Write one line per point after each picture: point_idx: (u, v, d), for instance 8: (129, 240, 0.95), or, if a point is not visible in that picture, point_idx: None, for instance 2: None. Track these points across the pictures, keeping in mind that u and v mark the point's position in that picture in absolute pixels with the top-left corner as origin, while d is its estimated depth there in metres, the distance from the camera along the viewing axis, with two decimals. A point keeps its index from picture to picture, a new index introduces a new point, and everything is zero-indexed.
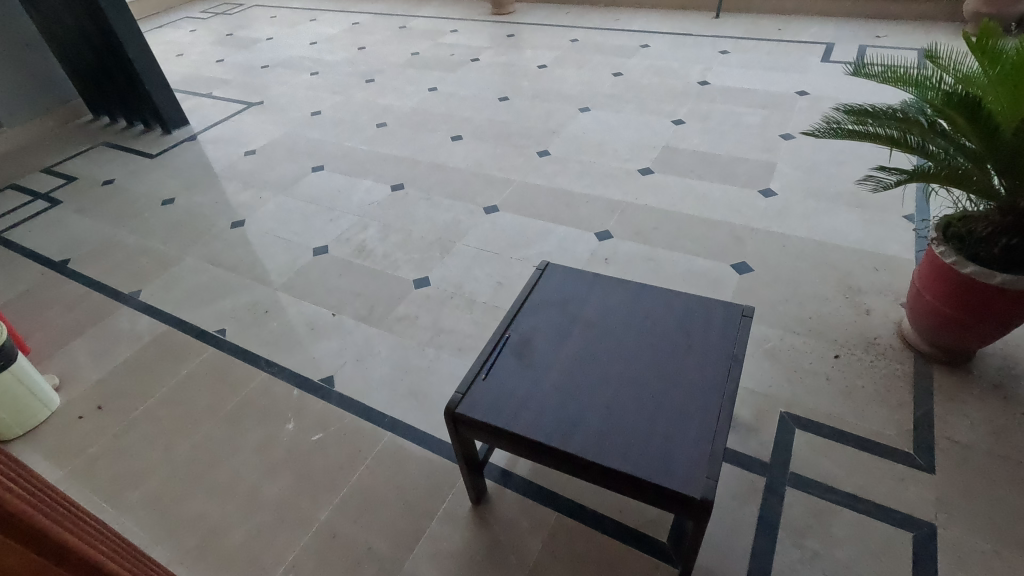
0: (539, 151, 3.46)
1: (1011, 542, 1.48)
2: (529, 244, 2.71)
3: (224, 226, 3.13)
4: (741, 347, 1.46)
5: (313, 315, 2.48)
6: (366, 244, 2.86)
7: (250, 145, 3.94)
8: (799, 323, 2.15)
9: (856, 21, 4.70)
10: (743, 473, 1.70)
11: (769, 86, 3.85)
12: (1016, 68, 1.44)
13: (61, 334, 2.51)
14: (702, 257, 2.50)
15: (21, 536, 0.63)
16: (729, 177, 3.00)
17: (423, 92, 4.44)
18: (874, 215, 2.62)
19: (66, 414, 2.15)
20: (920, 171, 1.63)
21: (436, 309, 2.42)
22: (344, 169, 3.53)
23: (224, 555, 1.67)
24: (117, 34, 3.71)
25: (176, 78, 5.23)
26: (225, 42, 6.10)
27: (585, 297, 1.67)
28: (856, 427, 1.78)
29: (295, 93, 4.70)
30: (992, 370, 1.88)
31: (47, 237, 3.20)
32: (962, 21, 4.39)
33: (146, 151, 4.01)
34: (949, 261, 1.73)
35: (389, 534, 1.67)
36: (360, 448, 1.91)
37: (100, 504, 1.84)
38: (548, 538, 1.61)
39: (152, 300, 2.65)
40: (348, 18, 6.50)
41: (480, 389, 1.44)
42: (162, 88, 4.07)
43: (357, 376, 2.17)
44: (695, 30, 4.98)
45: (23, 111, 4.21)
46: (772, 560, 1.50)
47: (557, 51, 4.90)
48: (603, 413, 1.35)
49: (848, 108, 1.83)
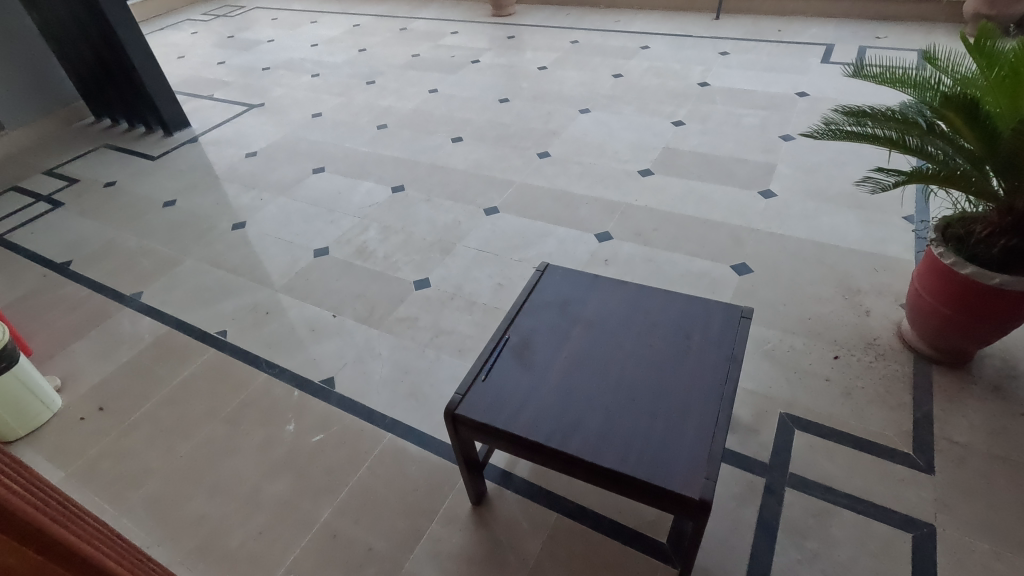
0: (539, 152, 3.47)
1: (1010, 542, 1.48)
2: (529, 244, 2.72)
3: (225, 228, 3.14)
4: (740, 347, 1.47)
5: (314, 316, 2.48)
6: (366, 245, 2.87)
7: (251, 147, 3.95)
8: (799, 324, 2.16)
9: (855, 22, 4.70)
10: (742, 474, 1.70)
11: (769, 87, 3.85)
12: (1015, 70, 1.45)
13: (63, 335, 2.51)
14: (701, 258, 2.51)
15: (24, 535, 0.64)
16: (729, 178, 3.00)
17: (424, 93, 4.46)
18: (873, 215, 2.62)
19: (68, 415, 2.16)
20: (919, 172, 1.63)
21: (436, 310, 2.42)
22: (344, 170, 3.54)
23: (225, 556, 1.68)
24: (117, 35, 3.72)
25: (177, 80, 5.24)
26: (226, 44, 6.12)
27: (585, 298, 1.67)
28: (855, 428, 1.79)
29: (296, 94, 4.71)
30: (991, 371, 1.89)
31: (49, 239, 3.21)
32: (961, 22, 4.39)
33: (147, 152, 4.02)
34: (948, 261, 1.73)
35: (390, 535, 1.68)
36: (361, 449, 1.92)
37: (102, 505, 1.84)
38: (548, 538, 1.61)
39: (153, 302, 2.66)
40: (349, 20, 6.52)
41: (479, 390, 1.44)
42: (163, 89, 4.08)
43: (357, 376, 2.18)
44: (695, 31, 4.99)
45: (24, 113, 4.23)
46: (772, 560, 1.50)
47: (557, 53, 4.91)
48: (602, 413, 1.36)
49: (847, 109, 1.83)
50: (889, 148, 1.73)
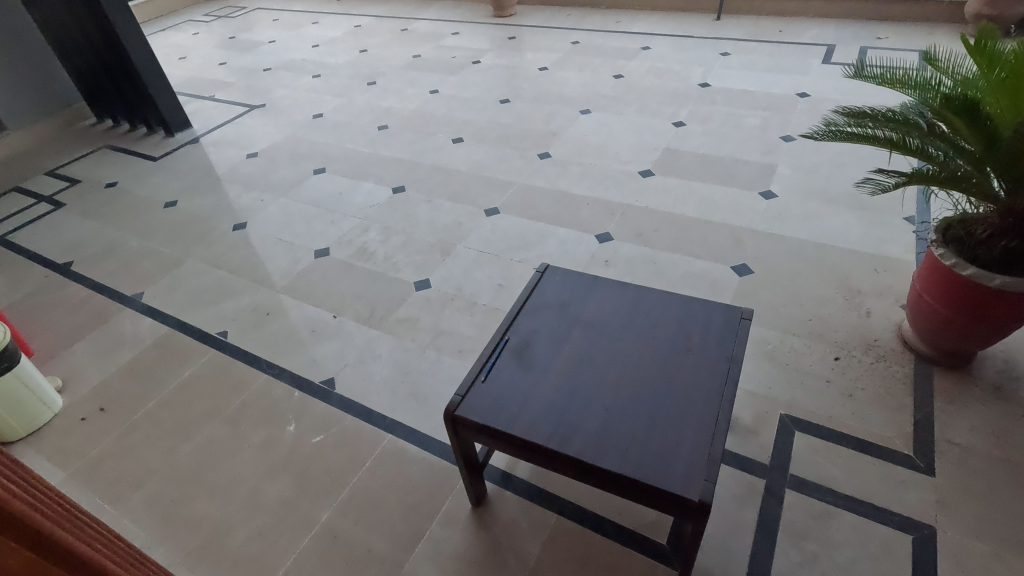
0: (539, 153, 3.47)
1: (1011, 544, 1.48)
2: (530, 245, 2.72)
3: (226, 229, 3.15)
4: (740, 348, 1.46)
5: (315, 317, 2.49)
6: (367, 246, 2.87)
7: (252, 148, 3.96)
8: (799, 325, 2.15)
9: (857, 23, 4.70)
10: (743, 475, 1.70)
11: (770, 88, 3.85)
12: (1015, 71, 1.45)
13: (65, 336, 2.52)
14: (702, 259, 2.51)
15: (25, 537, 0.64)
16: (729, 179, 3.00)
17: (425, 94, 4.46)
18: (874, 216, 2.62)
19: (69, 415, 2.16)
20: (919, 174, 1.63)
21: (437, 311, 2.43)
22: (345, 171, 3.55)
23: (225, 557, 1.68)
24: (118, 36, 3.72)
25: (179, 82, 5.26)
26: (228, 45, 6.13)
27: (584, 300, 1.67)
28: (856, 429, 1.78)
29: (298, 95, 4.72)
30: (993, 372, 1.88)
31: (51, 239, 3.22)
32: (963, 22, 4.38)
33: (148, 153, 4.03)
34: (949, 263, 1.72)
35: (390, 536, 1.68)
36: (361, 450, 1.92)
37: (103, 506, 1.85)
38: (548, 540, 1.61)
39: (154, 302, 2.66)
40: (350, 21, 6.53)
41: (479, 392, 1.44)
42: (164, 90, 4.08)
43: (358, 377, 2.18)
44: (696, 32, 4.99)
45: (26, 114, 4.24)
46: (772, 562, 1.50)
47: (558, 54, 4.91)
48: (602, 415, 1.36)
49: (847, 110, 1.83)
50: (889, 149, 1.73)
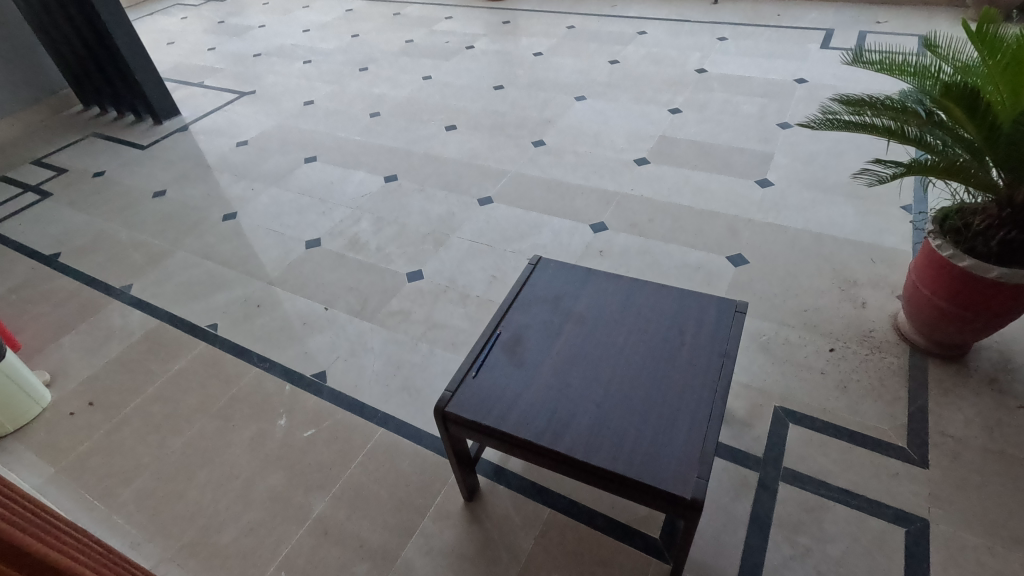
0: (534, 141, 3.42)
1: (1003, 537, 1.48)
2: (524, 236, 2.69)
3: (216, 219, 3.10)
4: (734, 342, 1.44)
5: (306, 310, 2.46)
6: (359, 237, 2.83)
7: (242, 136, 3.89)
8: (795, 316, 2.13)
9: (856, 7, 4.63)
10: (736, 469, 1.69)
11: (767, 74, 3.80)
12: (1017, 59, 1.41)
13: (53, 329, 2.49)
14: (697, 250, 2.48)
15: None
16: (725, 167, 2.97)
17: (418, 81, 4.39)
18: (871, 205, 2.59)
19: (58, 410, 2.14)
20: (918, 164, 1.60)
21: (429, 303, 2.40)
22: (337, 160, 3.50)
23: (216, 553, 1.67)
24: (103, 20, 3.63)
25: (167, 68, 5.15)
26: (217, 30, 6.01)
27: (577, 293, 1.65)
28: (850, 422, 1.77)
29: (289, 82, 4.64)
30: (987, 364, 1.87)
31: (38, 230, 3.16)
32: (964, 6, 4.32)
33: (137, 141, 3.96)
34: (946, 254, 1.71)
35: (382, 532, 1.67)
36: (353, 445, 1.90)
37: (92, 502, 1.83)
38: (540, 534, 1.60)
39: (143, 295, 2.63)
40: (342, 5, 6.40)
41: (470, 388, 1.42)
42: (152, 77, 4.00)
43: (349, 371, 2.16)
44: (693, 16, 4.91)
45: (11, 102, 4.16)
46: (764, 556, 1.50)
47: (554, 39, 4.83)
48: (594, 411, 1.34)
49: (845, 98, 1.79)
50: (887, 138, 1.70)
